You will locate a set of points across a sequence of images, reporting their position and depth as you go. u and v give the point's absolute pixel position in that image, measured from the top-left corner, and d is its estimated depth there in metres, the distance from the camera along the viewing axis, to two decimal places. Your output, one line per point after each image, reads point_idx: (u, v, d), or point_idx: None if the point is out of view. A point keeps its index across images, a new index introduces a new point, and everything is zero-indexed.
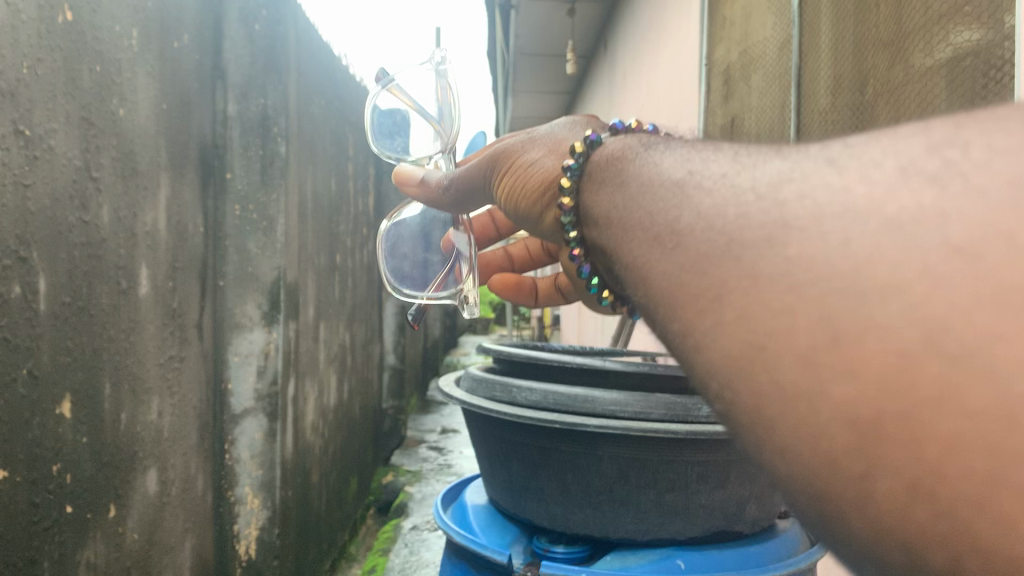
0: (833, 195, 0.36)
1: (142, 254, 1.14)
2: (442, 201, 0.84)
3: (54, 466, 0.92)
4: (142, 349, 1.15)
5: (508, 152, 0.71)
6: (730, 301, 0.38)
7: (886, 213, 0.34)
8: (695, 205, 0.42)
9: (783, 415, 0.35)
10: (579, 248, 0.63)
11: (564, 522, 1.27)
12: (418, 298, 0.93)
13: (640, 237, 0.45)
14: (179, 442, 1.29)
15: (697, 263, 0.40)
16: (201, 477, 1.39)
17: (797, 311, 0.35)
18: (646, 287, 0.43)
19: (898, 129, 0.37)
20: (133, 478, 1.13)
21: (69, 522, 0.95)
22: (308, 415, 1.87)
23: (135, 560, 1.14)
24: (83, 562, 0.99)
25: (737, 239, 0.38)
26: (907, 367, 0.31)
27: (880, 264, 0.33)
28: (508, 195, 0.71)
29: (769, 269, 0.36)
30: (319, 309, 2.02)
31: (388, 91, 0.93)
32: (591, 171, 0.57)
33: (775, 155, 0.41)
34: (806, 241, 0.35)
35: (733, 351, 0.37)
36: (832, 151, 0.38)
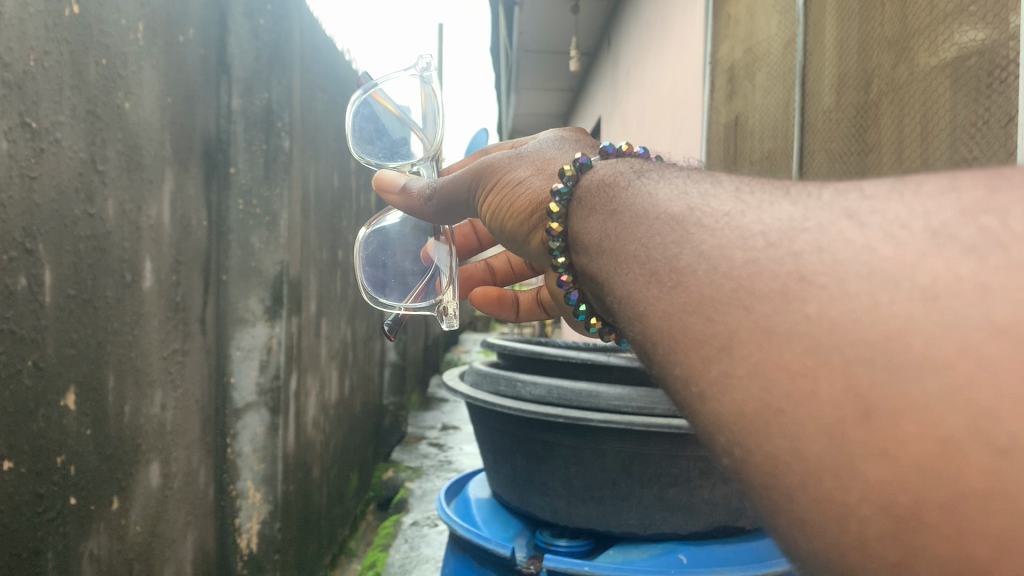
0: (854, 253, 0.35)
1: (147, 247, 1.15)
2: (423, 210, 0.84)
3: (59, 458, 0.92)
4: (146, 342, 1.15)
5: (492, 168, 0.72)
6: (739, 356, 0.37)
7: (919, 281, 0.33)
8: (696, 243, 0.42)
9: (804, 488, 0.34)
10: (568, 275, 0.62)
11: (568, 517, 1.28)
12: (396, 308, 0.93)
13: (634, 271, 0.46)
14: (181, 435, 1.29)
15: (698, 306, 0.40)
16: (204, 471, 1.39)
17: (818, 376, 0.34)
18: (642, 323, 0.44)
19: (923, 184, 0.37)
20: (135, 470, 1.13)
21: (73, 513, 0.96)
22: (310, 411, 1.87)
23: (138, 552, 1.14)
24: (87, 554, 0.99)
25: (745, 287, 0.38)
26: (950, 453, 0.31)
27: (915, 337, 0.32)
28: (493, 214, 0.71)
29: (785, 326, 0.36)
30: (321, 305, 2.02)
31: (372, 95, 0.95)
32: (581, 196, 0.58)
33: (786, 198, 0.41)
34: (826, 298, 0.35)
35: (746, 413, 0.37)
36: (850, 203, 0.38)
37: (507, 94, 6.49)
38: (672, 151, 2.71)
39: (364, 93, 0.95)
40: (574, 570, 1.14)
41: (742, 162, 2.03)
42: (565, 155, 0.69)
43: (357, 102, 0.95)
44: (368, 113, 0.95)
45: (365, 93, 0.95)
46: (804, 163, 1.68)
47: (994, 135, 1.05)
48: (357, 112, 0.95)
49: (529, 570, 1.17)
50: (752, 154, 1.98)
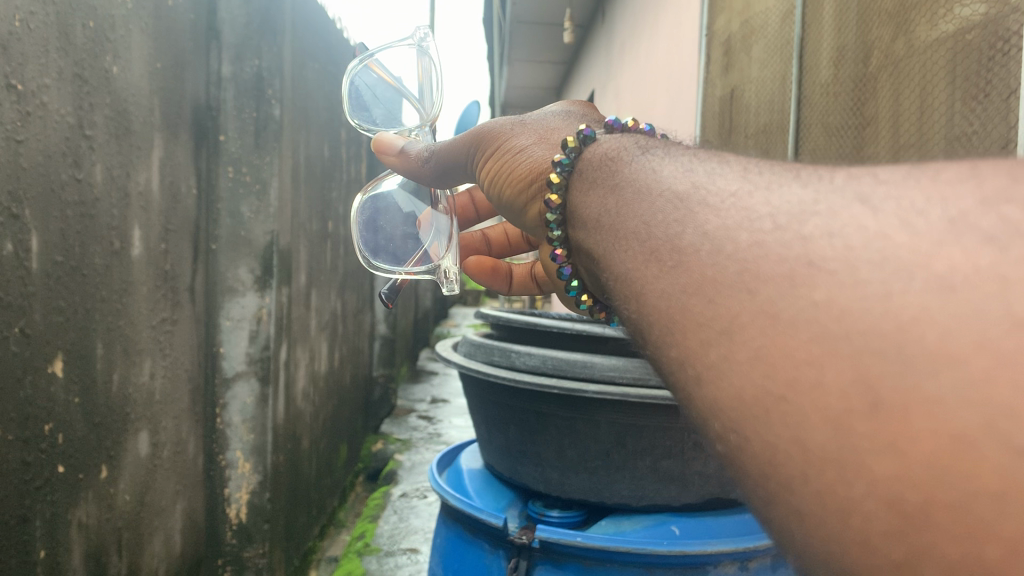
0: (868, 241, 0.33)
1: (136, 214, 1.13)
2: (422, 174, 0.83)
3: (46, 426, 0.91)
4: (134, 311, 1.14)
5: (493, 134, 0.70)
6: (740, 340, 0.35)
7: (935, 270, 0.30)
8: (700, 223, 0.40)
9: (803, 480, 0.32)
10: (562, 248, 0.60)
11: (561, 486, 1.28)
12: (396, 274, 0.92)
13: (634, 249, 0.44)
14: (170, 405, 1.28)
15: (698, 287, 0.38)
16: (192, 441, 1.39)
17: (825, 364, 0.32)
18: (639, 302, 0.42)
19: (942, 172, 0.34)
20: (124, 440, 1.12)
21: (61, 482, 0.95)
22: (299, 382, 1.87)
23: (127, 521, 1.14)
24: (74, 523, 0.99)
25: (749, 270, 0.36)
26: (962, 450, 0.28)
27: (929, 329, 0.29)
28: (491, 181, 0.70)
29: (790, 312, 0.34)
30: (311, 276, 2.01)
31: (369, 64, 0.94)
32: (583, 169, 0.57)
33: (795, 180, 0.39)
34: (835, 285, 0.32)
35: (746, 402, 0.34)
36: (863, 188, 0.35)
37: (502, 66, 6.47)
38: (668, 125, 2.70)
39: (360, 62, 0.94)
40: (568, 542, 1.14)
41: (737, 137, 2.02)
42: (569, 125, 0.68)
43: (353, 71, 0.94)
44: (365, 82, 0.94)
45: (362, 62, 0.94)
46: (800, 137, 1.67)
47: (993, 108, 1.05)
48: (353, 80, 0.94)
49: (520, 541, 1.19)
50: (747, 129, 1.97)
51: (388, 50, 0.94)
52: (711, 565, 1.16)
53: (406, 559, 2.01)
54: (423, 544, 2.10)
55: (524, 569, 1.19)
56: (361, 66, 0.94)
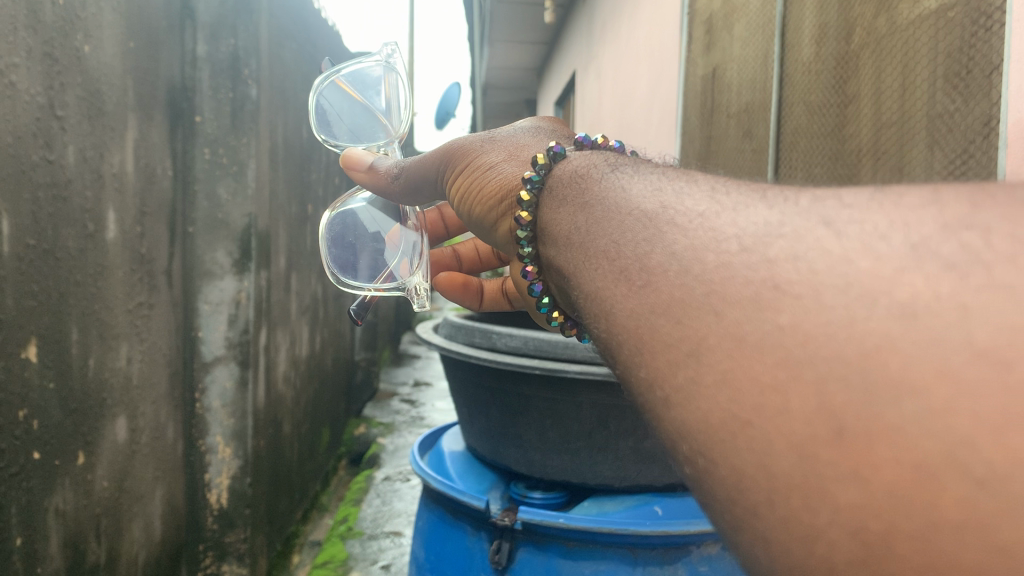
0: (832, 264, 0.32)
1: (110, 197, 1.11)
2: (389, 189, 0.82)
3: (21, 412, 0.90)
4: (110, 295, 1.12)
5: (464, 150, 0.70)
6: (707, 363, 0.34)
7: (897, 298, 0.30)
8: (667, 242, 0.39)
9: (770, 506, 0.31)
10: (532, 265, 0.60)
11: (541, 469, 1.28)
12: (365, 290, 0.87)
13: (603, 267, 0.44)
14: (148, 390, 1.26)
15: (666, 307, 0.37)
16: (172, 426, 1.37)
17: (789, 391, 0.31)
18: (609, 321, 0.42)
19: (903, 197, 0.34)
20: (102, 426, 1.11)
21: (36, 469, 0.94)
22: (280, 366, 1.86)
23: (105, 508, 1.13)
24: (52, 509, 0.97)
25: (716, 292, 0.35)
26: (925, 481, 0.28)
27: (891, 357, 0.29)
28: (461, 198, 0.69)
29: (755, 334, 0.33)
30: (291, 259, 2.00)
31: (334, 80, 0.92)
32: (552, 187, 0.56)
33: (762, 201, 0.39)
34: (799, 309, 0.32)
35: (712, 425, 0.34)
36: (827, 210, 0.35)
37: (484, 45, 6.43)
38: (652, 106, 2.69)
39: (325, 79, 0.93)
40: (551, 524, 1.14)
41: (718, 117, 2.02)
42: (539, 142, 0.67)
43: (319, 87, 0.93)
44: (331, 97, 0.93)
45: (327, 78, 0.93)
46: (782, 116, 1.67)
47: (975, 86, 1.05)
48: (320, 97, 0.93)
49: (502, 523, 1.17)
50: (728, 108, 1.96)
51: (354, 67, 0.93)
52: (694, 546, 1.16)
53: (389, 543, 2.01)
54: (406, 527, 2.10)
55: (506, 552, 1.18)
56: (327, 83, 0.93)
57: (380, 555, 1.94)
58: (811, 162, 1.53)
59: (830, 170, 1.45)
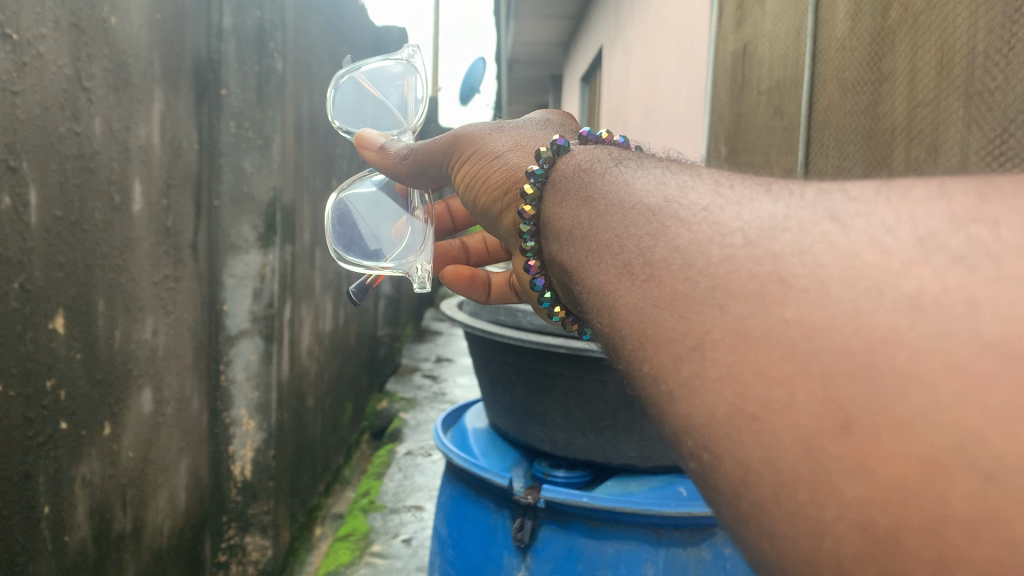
0: (838, 258, 0.33)
1: (136, 168, 1.11)
2: (398, 172, 0.84)
3: (48, 382, 0.91)
4: (136, 268, 1.13)
5: (472, 138, 0.71)
6: (712, 358, 0.36)
7: (904, 290, 0.31)
8: (671, 237, 0.42)
9: (777, 501, 0.32)
10: (535, 260, 0.62)
11: (565, 447, 1.27)
12: (371, 268, 0.89)
13: (606, 262, 0.46)
14: (173, 361, 1.27)
15: (671, 303, 0.39)
16: (196, 398, 1.38)
17: (795, 384, 0.32)
18: (611, 316, 0.44)
19: (910, 191, 0.35)
20: (127, 397, 1.12)
21: (64, 440, 0.94)
22: (304, 339, 1.86)
23: (131, 478, 1.14)
24: (78, 479, 0.98)
25: (720, 286, 0.37)
26: (935, 473, 0.28)
27: (899, 349, 0.30)
28: (468, 185, 0.71)
29: (759, 328, 0.34)
30: (315, 233, 2.00)
31: (354, 76, 0.97)
32: (556, 180, 0.58)
33: (768, 195, 0.40)
34: (805, 302, 0.33)
35: (715, 418, 0.35)
36: (833, 204, 0.36)
37: (511, 20, 6.38)
38: (681, 84, 2.66)
39: (345, 72, 0.97)
40: (573, 503, 1.14)
41: (749, 94, 1.99)
42: (546, 135, 0.69)
43: (337, 81, 0.97)
44: (350, 89, 0.97)
45: (347, 72, 0.97)
46: (815, 93, 1.64)
47: (1018, 61, 1.02)
48: (338, 88, 0.97)
49: (525, 500, 1.18)
50: (759, 85, 1.93)
51: (376, 66, 0.98)
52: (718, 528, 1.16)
53: (411, 516, 2.02)
54: (427, 502, 2.11)
55: (529, 530, 1.18)
56: (347, 77, 0.97)
57: (401, 529, 1.95)
58: (842, 140, 1.51)
59: (863, 149, 1.43)
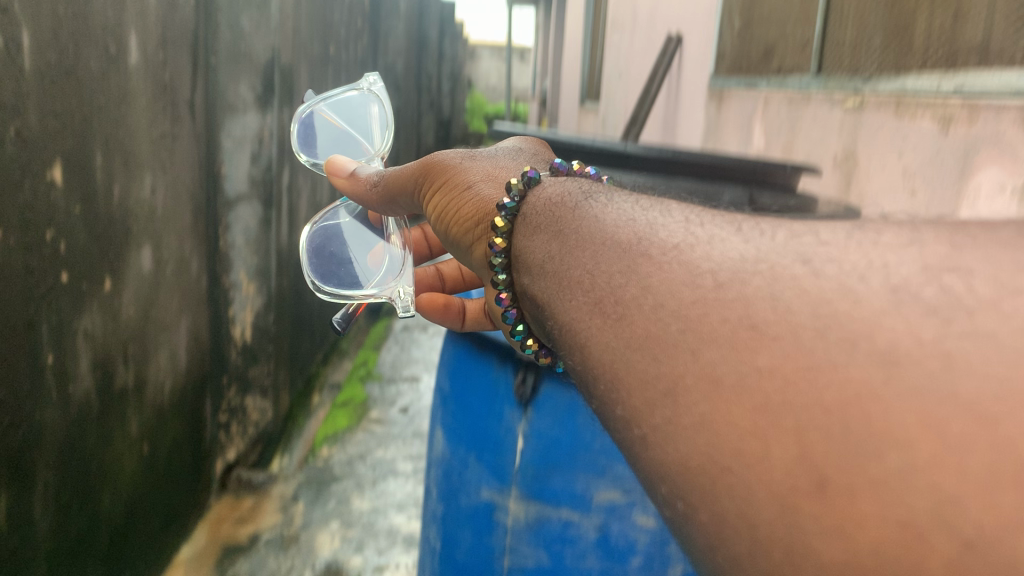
0: (810, 306, 0.33)
1: (132, 18, 1.08)
2: (367, 197, 0.77)
3: (48, 233, 0.90)
4: (132, 120, 1.10)
5: (441, 164, 0.64)
6: (684, 404, 0.34)
7: (877, 345, 0.30)
8: (642, 277, 0.40)
9: (753, 558, 0.30)
10: (506, 293, 0.57)
11: None
12: (352, 297, 0.81)
13: (577, 297, 0.44)
14: (173, 221, 1.27)
15: (643, 343, 0.37)
16: (196, 260, 1.37)
17: (769, 437, 0.30)
18: (583, 352, 0.41)
19: (882, 236, 0.36)
20: (127, 254, 1.12)
21: (65, 290, 0.95)
22: (301, 211, 1.85)
23: (132, 334, 1.15)
24: (81, 332, 1.00)
25: (693, 330, 0.35)
26: (911, 538, 0.26)
27: (872, 406, 0.29)
28: (439, 215, 0.63)
29: (732, 376, 0.32)
30: (313, 100, 1.95)
31: (318, 110, 0.88)
32: (529, 215, 0.54)
33: (741, 239, 0.39)
34: (778, 352, 0.32)
35: (670, 464, 0.33)
36: (807, 249, 0.36)
37: None
38: None
39: (308, 107, 0.88)
40: None
41: None
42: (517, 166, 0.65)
43: (301, 114, 0.88)
44: (314, 123, 0.88)
45: (311, 106, 0.88)
46: None
47: None
48: (303, 122, 0.88)
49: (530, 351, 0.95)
50: None
51: (339, 99, 0.89)
52: None
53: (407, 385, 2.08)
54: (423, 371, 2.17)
55: (530, 384, 0.96)
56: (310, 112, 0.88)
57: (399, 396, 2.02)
58: None
59: None
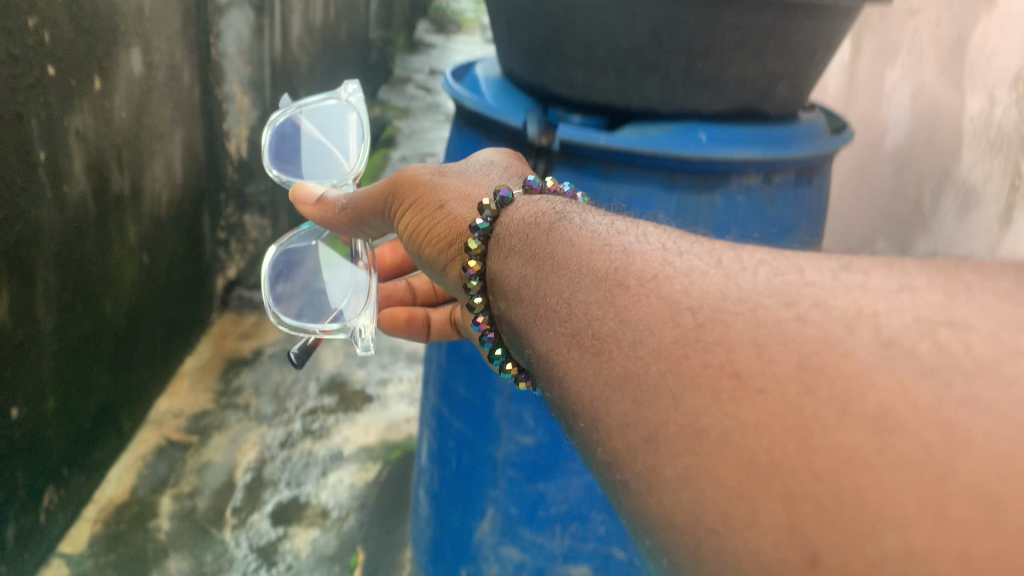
0: (792, 353, 0.27)
1: None
2: (338, 222, 0.65)
3: (31, 21, 0.86)
4: None
5: (409, 182, 0.56)
6: (665, 454, 0.28)
7: (868, 407, 0.25)
8: (620, 308, 0.34)
9: None
10: (484, 317, 0.48)
11: (583, 93, 0.78)
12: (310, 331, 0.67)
13: (555, 329, 0.37)
14: (162, 23, 1.21)
15: (621, 383, 0.32)
16: (188, 68, 1.33)
17: (757, 502, 0.25)
18: (559, 387, 0.36)
19: (869, 279, 0.30)
20: (116, 53, 1.08)
21: (53, 85, 0.92)
22: (294, 31, 1.77)
23: (126, 140, 1.13)
24: (73, 132, 0.98)
25: (666, 367, 0.30)
26: None
27: (867, 477, 0.23)
28: (410, 235, 0.55)
29: (713, 427, 0.27)
30: None
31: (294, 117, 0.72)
32: (505, 238, 0.47)
33: (717, 271, 0.33)
34: (767, 406, 0.27)
35: (658, 528, 0.29)
36: (785, 287, 0.30)
37: None
38: None
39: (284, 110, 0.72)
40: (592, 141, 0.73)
41: None
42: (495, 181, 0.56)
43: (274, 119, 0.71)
44: (288, 131, 0.72)
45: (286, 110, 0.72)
46: None
47: None
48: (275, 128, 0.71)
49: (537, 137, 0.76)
50: None
51: (318, 109, 0.73)
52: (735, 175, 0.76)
53: None
54: None
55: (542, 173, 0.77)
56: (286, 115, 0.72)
57: None
58: None
59: None
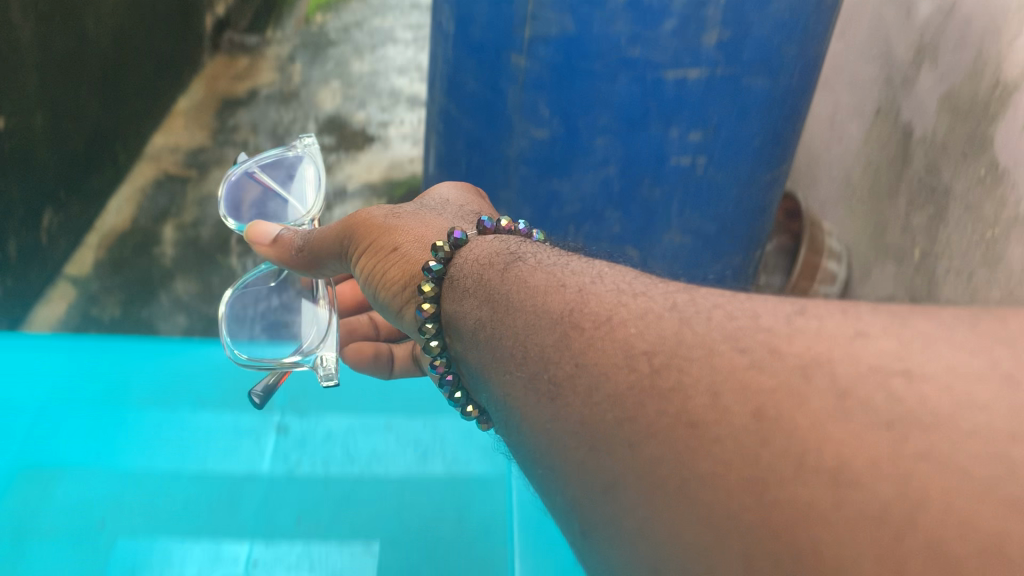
0: (744, 401, 0.29)
1: None
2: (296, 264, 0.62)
3: None
4: None
5: (362, 227, 0.53)
6: (624, 506, 0.30)
7: (826, 461, 0.26)
8: (575, 351, 0.34)
9: None
10: (443, 358, 0.45)
11: None
12: None
13: (509, 370, 0.37)
14: None
15: (579, 430, 0.32)
16: None
17: (717, 561, 0.27)
18: (519, 434, 0.36)
19: (824, 319, 0.31)
20: None
21: None
22: None
23: None
24: None
25: (621, 402, 0.31)
26: None
27: (821, 535, 0.25)
28: (367, 279, 0.51)
29: (671, 473, 0.29)
30: None
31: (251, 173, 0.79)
32: (459, 282, 0.45)
33: (671, 315, 0.34)
34: (723, 457, 0.28)
35: (620, 570, 0.30)
36: (746, 327, 0.32)
37: None
38: None
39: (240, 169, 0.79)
40: None
41: None
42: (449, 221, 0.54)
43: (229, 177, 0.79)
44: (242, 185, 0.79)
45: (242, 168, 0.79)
46: None
47: None
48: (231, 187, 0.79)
49: None
50: None
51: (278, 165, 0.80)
52: None
53: None
54: None
55: None
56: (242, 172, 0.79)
57: None
58: None
59: None
